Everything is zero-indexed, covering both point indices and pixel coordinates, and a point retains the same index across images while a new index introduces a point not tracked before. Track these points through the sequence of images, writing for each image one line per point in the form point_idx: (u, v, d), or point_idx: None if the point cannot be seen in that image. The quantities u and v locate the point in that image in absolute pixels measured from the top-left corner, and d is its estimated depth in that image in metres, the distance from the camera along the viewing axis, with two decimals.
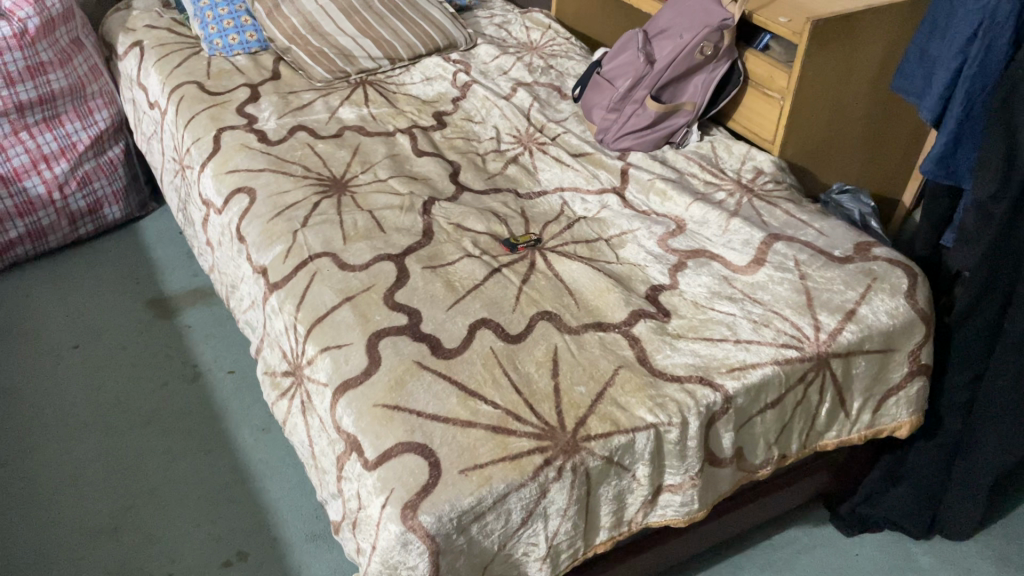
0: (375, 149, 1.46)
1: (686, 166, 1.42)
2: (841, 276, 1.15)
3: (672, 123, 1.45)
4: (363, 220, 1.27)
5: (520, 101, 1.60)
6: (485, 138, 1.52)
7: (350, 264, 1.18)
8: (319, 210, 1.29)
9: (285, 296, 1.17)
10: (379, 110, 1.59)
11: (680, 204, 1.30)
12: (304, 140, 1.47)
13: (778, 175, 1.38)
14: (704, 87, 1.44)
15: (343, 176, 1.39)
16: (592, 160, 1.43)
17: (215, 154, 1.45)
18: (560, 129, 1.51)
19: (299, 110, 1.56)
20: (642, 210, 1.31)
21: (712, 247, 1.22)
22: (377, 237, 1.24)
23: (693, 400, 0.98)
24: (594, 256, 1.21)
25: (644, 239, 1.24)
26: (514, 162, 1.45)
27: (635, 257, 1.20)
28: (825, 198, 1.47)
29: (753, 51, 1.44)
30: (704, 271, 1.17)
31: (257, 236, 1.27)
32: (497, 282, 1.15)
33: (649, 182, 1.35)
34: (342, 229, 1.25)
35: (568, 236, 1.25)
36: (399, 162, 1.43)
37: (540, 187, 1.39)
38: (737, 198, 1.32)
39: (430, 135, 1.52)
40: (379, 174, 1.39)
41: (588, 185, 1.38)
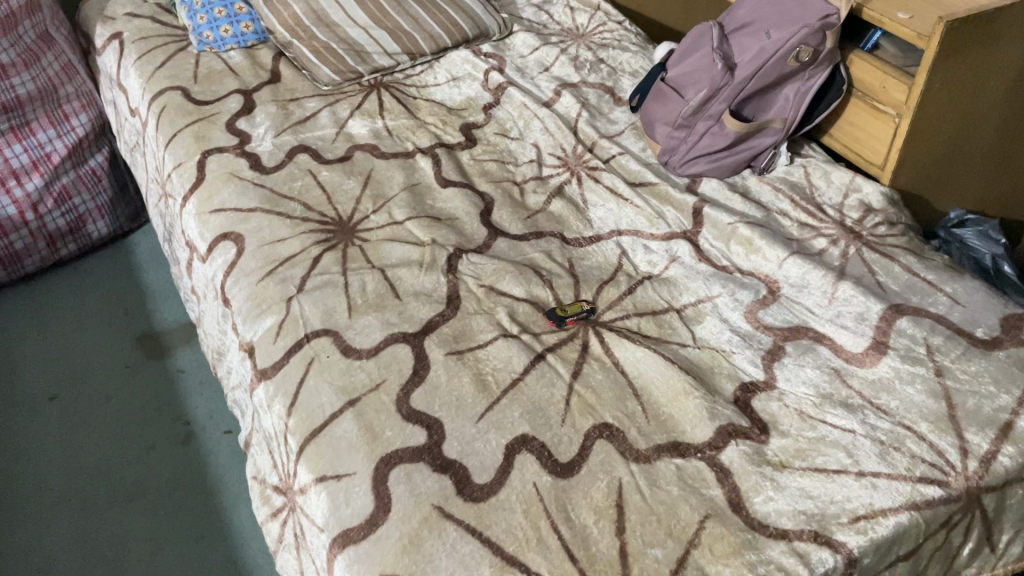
0: (390, 179, 1.20)
1: (774, 201, 1.15)
2: (990, 371, 0.88)
3: (756, 144, 1.17)
4: (373, 280, 1.02)
5: (565, 110, 1.33)
6: (523, 159, 1.25)
7: (355, 349, 0.94)
8: (319, 268, 1.04)
9: (275, 389, 0.93)
10: (396, 122, 1.32)
11: (770, 258, 1.03)
12: (306, 166, 1.22)
13: (890, 215, 1.11)
14: (797, 99, 1.15)
15: (350, 217, 1.13)
16: (656, 192, 1.16)
17: (198, 185, 1.20)
18: (615, 149, 1.24)
19: (301, 125, 1.31)
20: (722, 264, 1.04)
21: (815, 323, 0.95)
22: (391, 307, 0.99)
23: (807, 568, 0.73)
24: (664, 337, 0.95)
25: (727, 311, 0.97)
26: (559, 194, 1.18)
27: (716, 337, 0.94)
28: (945, 235, 1.20)
29: (860, 53, 1.15)
30: (807, 360, 0.91)
31: (244, 302, 1.03)
32: (541, 375, 0.90)
33: (729, 226, 1.08)
34: (347, 295, 1.00)
35: (629, 305, 0.99)
36: (419, 195, 1.18)
37: (593, 229, 1.13)
38: (842, 248, 1.06)
39: (457, 156, 1.26)
40: (394, 215, 1.14)
41: (651, 228, 1.11)
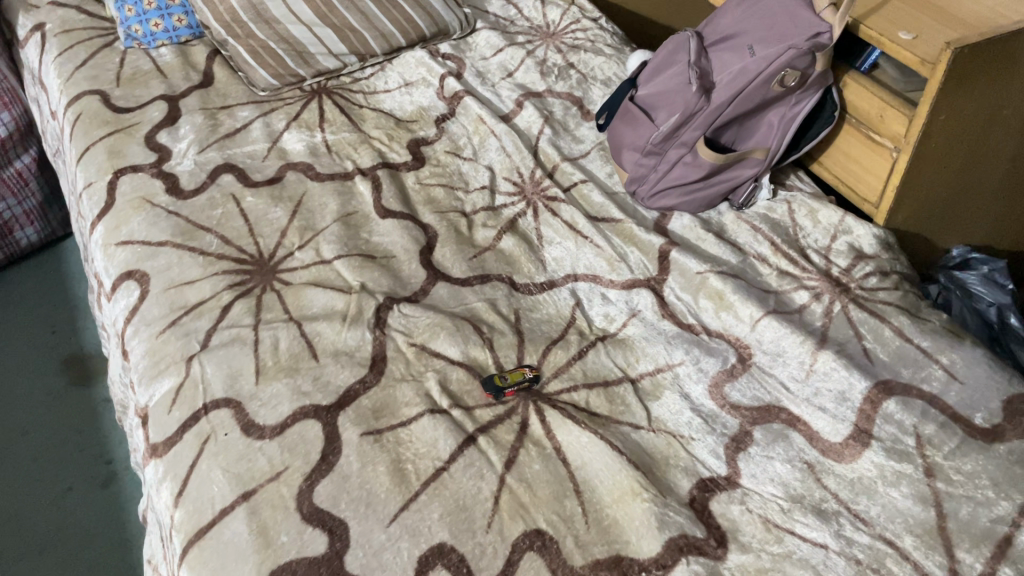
0: (323, 207, 1.07)
1: (752, 243, 1.01)
2: (989, 470, 0.76)
3: (734, 175, 1.03)
4: (288, 337, 0.90)
5: (526, 126, 1.19)
6: (475, 183, 1.11)
7: (258, 426, 0.82)
8: (228, 319, 0.92)
9: (165, 471, 0.81)
10: (337, 136, 1.19)
11: (742, 317, 0.90)
12: (229, 190, 1.09)
13: (882, 263, 0.98)
14: (782, 127, 1.01)
15: (272, 254, 1.00)
16: (619, 229, 1.03)
17: (106, 210, 1.07)
18: (578, 175, 1.11)
19: (229, 139, 1.17)
20: (688, 322, 0.91)
21: (789, 402, 0.83)
22: (305, 372, 0.87)
23: None
24: (615, 416, 0.82)
25: (690, 384, 0.85)
26: (511, 227, 1.05)
27: (674, 418, 0.82)
28: (946, 279, 1.06)
29: (856, 75, 1.01)
30: (778, 449, 0.79)
31: (141, 359, 0.90)
32: (468, 464, 0.78)
33: (698, 276, 0.95)
34: (255, 356, 0.88)
35: (578, 374, 0.86)
36: (353, 227, 1.04)
37: (547, 273, 1.00)
38: (826, 305, 0.93)
39: (401, 179, 1.12)
40: (322, 252, 1.01)
41: (611, 274, 0.98)
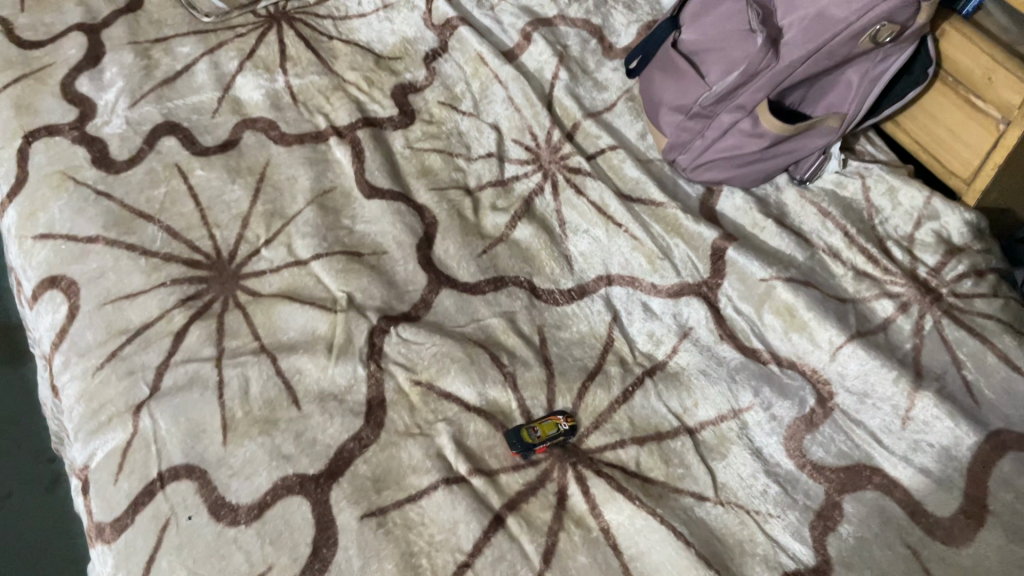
0: (293, 183, 0.86)
1: (821, 231, 0.84)
2: None
3: (801, 147, 0.84)
4: (259, 377, 0.72)
5: (536, 68, 0.98)
6: (479, 148, 0.91)
7: (230, 506, 0.65)
8: (183, 351, 0.73)
9: (115, 565, 0.64)
10: (304, 80, 0.96)
11: (820, 342, 0.74)
12: (172, 159, 0.87)
13: (977, 260, 0.81)
14: (864, 88, 0.80)
15: (232, 252, 0.80)
16: (660, 215, 0.85)
17: (16, 189, 0.84)
18: (606, 140, 0.91)
19: (168, 86, 0.93)
20: (752, 347, 0.75)
21: (883, 461, 0.68)
22: (284, 426, 0.69)
23: None
24: (673, 483, 0.67)
25: (761, 437, 0.70)
26: (527, 211, 0.86)
27: (746, 484, 0.67)
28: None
29: (960, 22, 0.81)
30: (874, 526, 0.65)
31: (76, 404, 0.72)
32: (497, 559, 0.63)
33: (763, 285, 0.78)
34: (219, 406, 0.70)
35: (624, 424, 0.70)
36: (331, 211, 0.84)
37: (575, 275, 0.82)
38: (915, 319, 0.77)
39: (387, 142, 0.91)
40: (295, 249, 0.81)
41: (653, 277, 0.81)
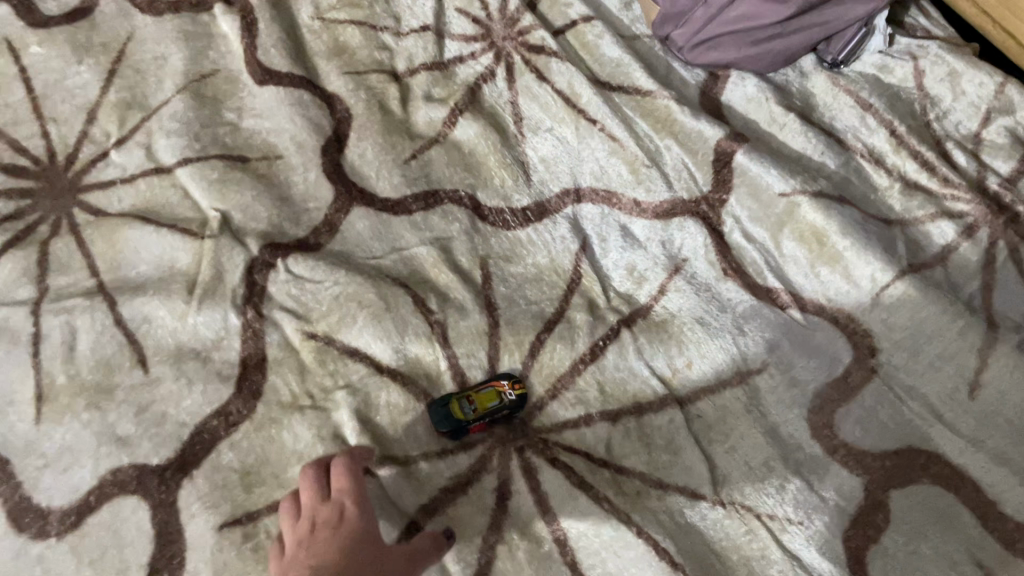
0: (161, 64, 0.65)
1: (859, 130, 0.63)
2: None
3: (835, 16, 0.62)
4: (91, 329, 0.52)
5: None
6: (411, 21, 0.69)
7: (37, 511, 0.46)
8: None
9: None
10: None
11: (858, 280, 0.55)
12: None
13: None
14: None
15: (70, 157, 0.60)
16: (648, 108, 0.64)
17: None
18: (579, 10, 0.70)
19: None
20: (766, 286, 0.56)
21: (945, 444, 0.50)
22: (122, 396, 0.50)
23: None
24: (655, 474, 0.49)
25: (778, 410, 0.51)
26: (472, 102, 0.65)
27: (756, 476, 0.49)
28: None
29: None
30: (933, 535, 0.47)
31: None
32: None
33: (782, 202, 0.58)
34: (34, 367, 0.50)
35: (592, 391, 0.52)
36: (210, 102, 0.63)
37: (533, 189, 0.61)
38: (984, 247, 0.57)
39: (290, 11, 0.69)
40: (156, 152, 0.60)
41: (637, 191, 0.61)
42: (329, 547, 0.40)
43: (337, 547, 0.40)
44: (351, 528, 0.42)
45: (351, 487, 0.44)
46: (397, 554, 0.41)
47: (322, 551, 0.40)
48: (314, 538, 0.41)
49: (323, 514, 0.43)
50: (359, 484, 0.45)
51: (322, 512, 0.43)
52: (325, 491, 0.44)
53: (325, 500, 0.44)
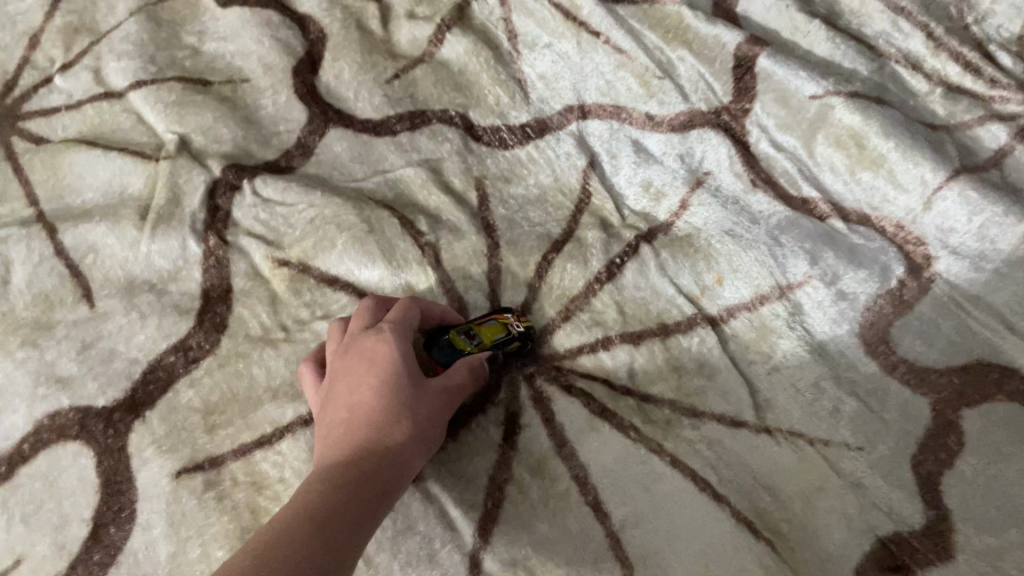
0: None
1: (892, 35, 0.57)
2: None
3: None
4: (28, 261, 0.45)
5: None
6: None
7: None
8: None
9: None
10: None
11: (906, 184, 0.48)
12: None
13: None
14: None
15: (9, 84, 0.53)
16: (656, 16, 0.57)
17: None
18: None
19: None
20: (801, 197, 0.50)
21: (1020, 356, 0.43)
22: (63, 333, 0.43)
23: None
24: (687, 402, 0.42)
25: (824, 327, 0.44)
26: (461, 19, 0.58)
27: (805, 398, 0.42)
28: None
29: None
30: (1018, 458, 0.39)
31: None
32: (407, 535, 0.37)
33: (814, 105, 0.51)
34: None
35: (609, 313, 0.45)
36: (167, 24, 0.57)
37: (532, 106, 0.55)
38: None
39: None
40: (105, 76, 0.53)
41: (648, 104, 0.54)
42: (366, 385, 0.36)
43: (376, 387, 0.36)
44: (396, 360, 0.36)
45: (400, 324, 0.38)
46: (436, 391, 0.37)
47: (359, 393, 0.36)
48: (349, 372, 0.36)
49: (365, 347, 0.37)
50: (405, 315, 0.39)
51: (360, 339, 0.38)
52: (368, 326, 0.39)
53: (368, 332, 0.38)
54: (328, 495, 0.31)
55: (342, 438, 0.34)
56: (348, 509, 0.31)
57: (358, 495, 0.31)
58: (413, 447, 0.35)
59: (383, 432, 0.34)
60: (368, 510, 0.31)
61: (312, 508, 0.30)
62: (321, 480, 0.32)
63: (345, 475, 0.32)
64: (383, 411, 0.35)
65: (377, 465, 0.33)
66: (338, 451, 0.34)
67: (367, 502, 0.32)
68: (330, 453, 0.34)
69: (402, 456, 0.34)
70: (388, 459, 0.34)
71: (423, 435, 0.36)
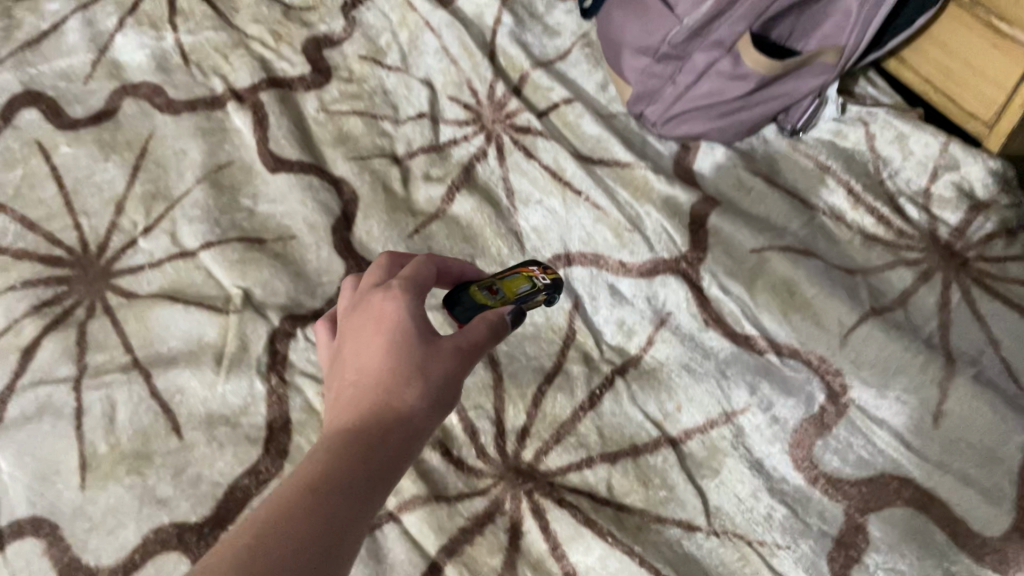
0: (181, 158, 0.71)
1: (820, 191, 0.70)
2: None
3: (791, 91, 0.70)
4: (129, 401, 0.57)
5: (474, 12, 0.83)
6: (408, 108, 0.76)
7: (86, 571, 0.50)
8: (34, 372, 0.58)
9: None
10: (196, 36, 0.80)
11: (827, 325, 0.61)
12: (33, 136, 0.71)
13: (1007, 216, 0.67)
14: (864, 16, 0.66)
15: (102, 246, 0.65)
16: (628, 178, 0.71)
17: None
18: (560, 93, 0.77)
19: (30, 51, 0.77)
20: (744, 334, 0.62)
21: (914, 469, 0.54)
22: (160, 462, 0.54)
23: None
24: (653, 509, 0.53)
25: (761, 446, 0.56)
26: (467, 180, 0.71)
27: (747, 506, 0.53)
28: None
29: None
30: (909, 555, 0.51)
31: None
32: None
33: (754, 257, 0.65)
34: (77, 438, 0.55)
35: (591, 436, 0.56)
36: (228, 190, 0.69)
37: (527, 255, 0.67)
38: (939, 291, 0.63)
39: (298, 106, 0.76)
40: (180, 237, 0.66)
41: (621, 252, 0.67)
42: (376, 344, 0.40)
43: (386, 347, 0.40)
44: (402, 321, 0.40)
45: (406, 288, 0.42)
46: (451, 349, 0.40)
47: (370, 355, 0.40)
48: (362, 331, 0.41)
49: (375, 311, 0.41)
50: (417, 273, 0.44)
51: (377, 299, 0.42)
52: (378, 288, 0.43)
53: (377, 296, 0.42)
54: (339, 457, 0.35)
55: (358, 398, 0.38)
56: (356, 472, 0.35)
57: (367, 457, 0.36)
58: (427, 399, 0.39)
59: (394, 390, 0.38)
60: (376, 469, 0.36)
61: (321, 472, 0.34)
62: (334, 440, 0.36)
63: (355, 437, 0.36)
64: (394, 373, 0.39)
65: (389, 425, 0.37)
66: (354, 412, 0.38)
67: (376, 467, 0.36)
68: (346, 413, 0.38)
69: (416, 413, 0.38)
70: (401, 416, 0.38)
71: (435, 388, 0.39)
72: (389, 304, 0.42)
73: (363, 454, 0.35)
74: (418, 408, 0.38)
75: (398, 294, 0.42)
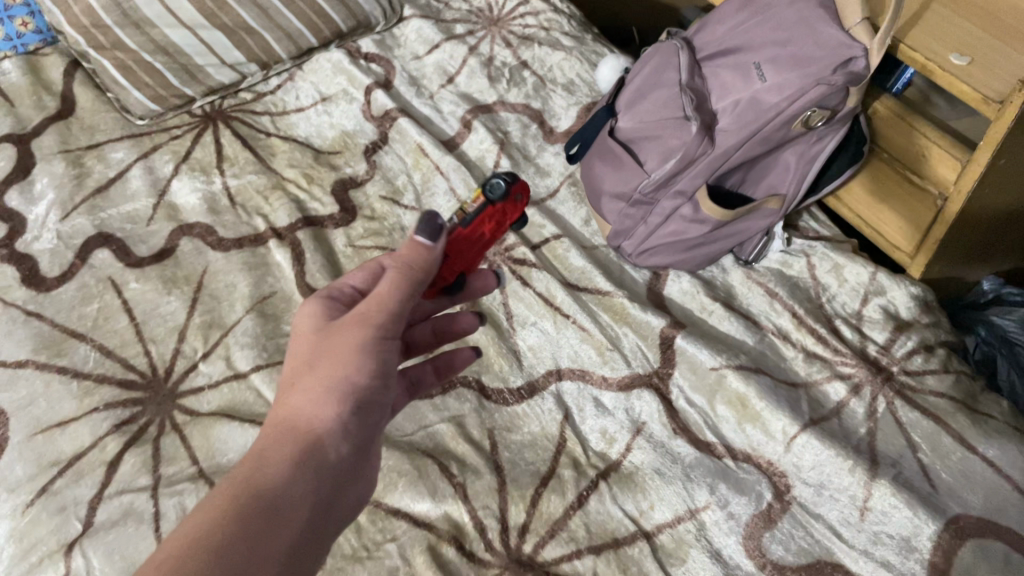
0: (232, 291, 0.84)
1: (769, 314, 0.83)
2: None
3: (745, 229, 0.83)
4: None
5: (478, 156, 0.99)
6: None
7: None
8: (117, 482, 0.70)
9: None
10: (241, 180, 0.94)
11: (773, 433, 0.73)
12: (106, 273, 0.84)
13: (925, 334, 0.80)
14: (801, 169, 0.80)
15: (168, 371, 0.77)
16: (608, 303, 0.84)
17: None
18: (550, 229, 0.91)
19: (101, 196, 0.91)
20: (706, 440, 0.74)
21: (845, 557, 0.66)
22: None
23: None
24: None
25: (720, 537, 0.68)
26: (473, 306, 0.84)
27: None
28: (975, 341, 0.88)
29: (889, 101, 0.83)
30: None
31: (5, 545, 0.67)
32: None
33: (713, 373, 0.77)
34: (156, 539, 0.66)
35: (579, 531, 0.68)
36: (272, 318, 0.82)
37: (524, 371, 0.80)
38: (868, 402, 0.76)
39: (329, 242, 0.90)
40: (234, 362, 0.78)
41: (603, 368, 0.80)
42: (300, 352, 0.52)
43: (306, 355, 0.51)
44: (317, 330, 0.52)
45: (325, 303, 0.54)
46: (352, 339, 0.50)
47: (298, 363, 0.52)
48: (296, 344, 0.53)
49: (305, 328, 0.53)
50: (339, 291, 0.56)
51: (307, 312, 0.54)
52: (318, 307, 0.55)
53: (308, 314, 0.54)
54: (261, 454, 0.47)
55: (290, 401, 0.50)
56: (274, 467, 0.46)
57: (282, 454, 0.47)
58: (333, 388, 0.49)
59: (309, 393, 0.49)
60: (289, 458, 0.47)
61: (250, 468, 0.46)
62: (266, 439, 0.48)
63: (280, 435, 0.48)
64: (302, 381, 0.50)
65: (304, 419, 0.49)
66: (285, 410, 0.50)
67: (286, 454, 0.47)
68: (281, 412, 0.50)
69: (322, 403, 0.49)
70: (313, 411, 0.49)
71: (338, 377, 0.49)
72: (306, 318, 0.54)
73: (264, 465, 0.46)
74: (321, 401, 0.49)
75: (312, 307, 0.54)
